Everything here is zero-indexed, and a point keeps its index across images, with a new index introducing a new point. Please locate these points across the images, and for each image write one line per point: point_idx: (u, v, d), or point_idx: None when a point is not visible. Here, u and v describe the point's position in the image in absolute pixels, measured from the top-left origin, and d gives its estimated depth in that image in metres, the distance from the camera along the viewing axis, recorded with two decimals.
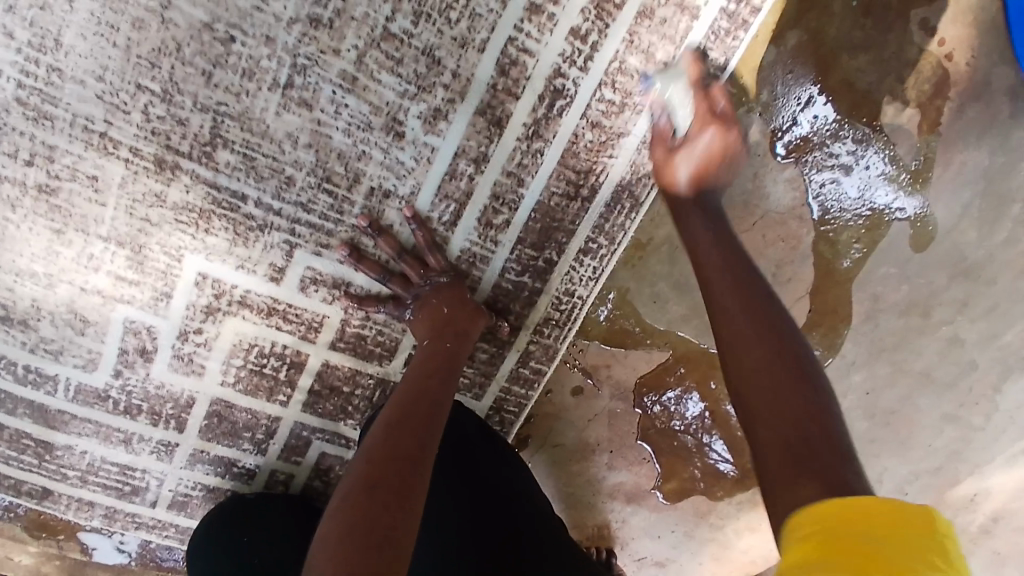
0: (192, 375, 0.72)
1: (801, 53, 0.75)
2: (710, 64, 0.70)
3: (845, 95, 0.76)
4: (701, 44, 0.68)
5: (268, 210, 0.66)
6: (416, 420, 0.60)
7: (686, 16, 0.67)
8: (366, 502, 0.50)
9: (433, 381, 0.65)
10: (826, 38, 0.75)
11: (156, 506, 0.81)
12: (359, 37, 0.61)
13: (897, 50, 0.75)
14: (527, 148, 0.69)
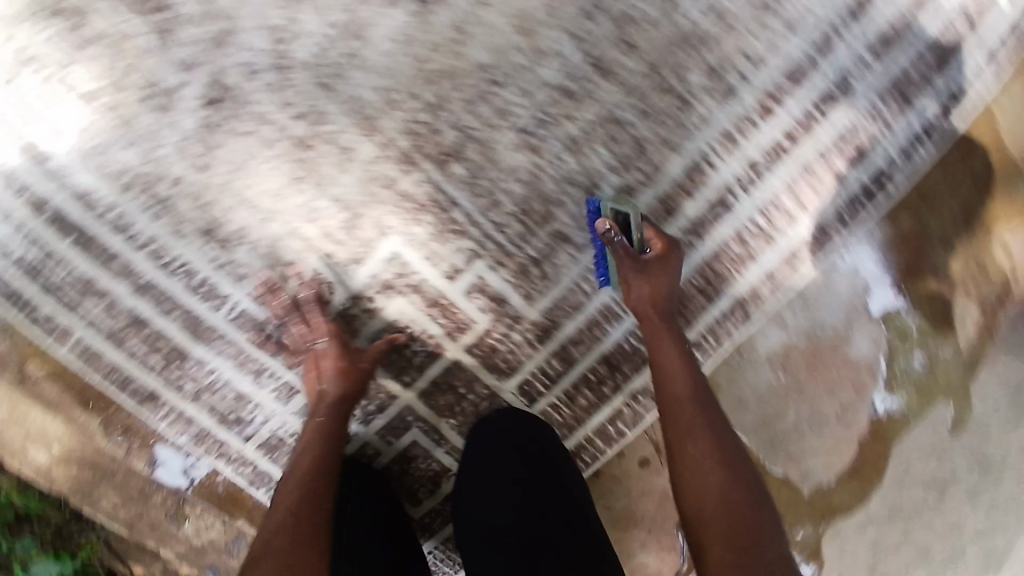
0: (347, 333, 0.84)
1: (903, 238, 0.87)
2: (842, 221, 0.85)
3: (926, 281, 0.88)
4: (841, 204, 0.84)
5: (472, 220, 0.79)
6: (313, 463, 0.70)
7: (835, 179, 0.83)
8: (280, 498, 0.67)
9: (319, 420, 0.75)
10: (926, 231, 0.86)
11: (248, 442, 0.86)
12: (594, 113, 0.76)
13: (982, 258, 0.87)
14: (684, 240, 0.83)
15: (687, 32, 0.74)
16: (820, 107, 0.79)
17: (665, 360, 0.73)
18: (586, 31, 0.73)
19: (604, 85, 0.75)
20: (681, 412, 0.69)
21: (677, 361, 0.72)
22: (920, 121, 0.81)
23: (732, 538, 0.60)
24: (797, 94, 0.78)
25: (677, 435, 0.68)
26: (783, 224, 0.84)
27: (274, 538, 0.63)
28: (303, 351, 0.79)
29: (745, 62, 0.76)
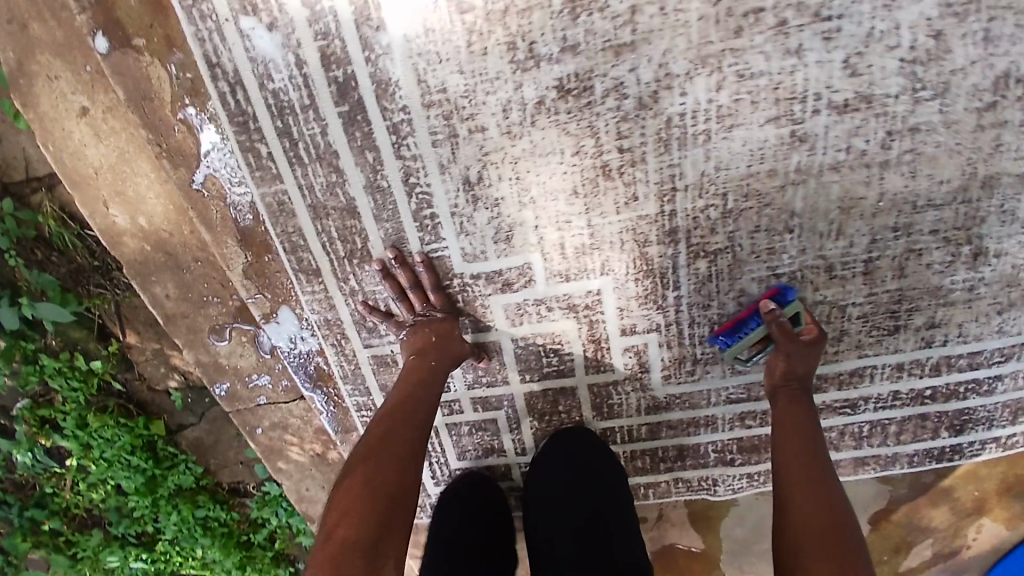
0: (510, 321, 0.86)
1: (932, 488, 1.06)
2: (912, 459, 0.99)
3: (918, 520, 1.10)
4: (922, 450, 0.98)
5: (676, 305, 0.83)
6: (407, 412, 0.79)
7: (934, 434, 0.96)
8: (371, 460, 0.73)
9: (411, 360, 0.83)
10: (948, 493, 1.06)
11: (365, 348, 0.90)
12: (831, 294, 0.83)
13: (961, 530, 1.10)
14: (807, 408, 0.93)
15: (940, 285, 0.83)
16: (967, 388, 0.92)
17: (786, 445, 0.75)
18: (883, 242, 0.79)
19: (859, 281, 0.82)
20: (803, 481, 0.71)
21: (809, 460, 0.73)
22: (1013, 433, 0.97)
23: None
24: (963, 371, 0.90)
25: (793, 508, 0.69)
26: (875, 440, 0.97)
27: (363, 471, 0.72)
28: (422, 322, 0.84)
29: (955, 330, 0.86)
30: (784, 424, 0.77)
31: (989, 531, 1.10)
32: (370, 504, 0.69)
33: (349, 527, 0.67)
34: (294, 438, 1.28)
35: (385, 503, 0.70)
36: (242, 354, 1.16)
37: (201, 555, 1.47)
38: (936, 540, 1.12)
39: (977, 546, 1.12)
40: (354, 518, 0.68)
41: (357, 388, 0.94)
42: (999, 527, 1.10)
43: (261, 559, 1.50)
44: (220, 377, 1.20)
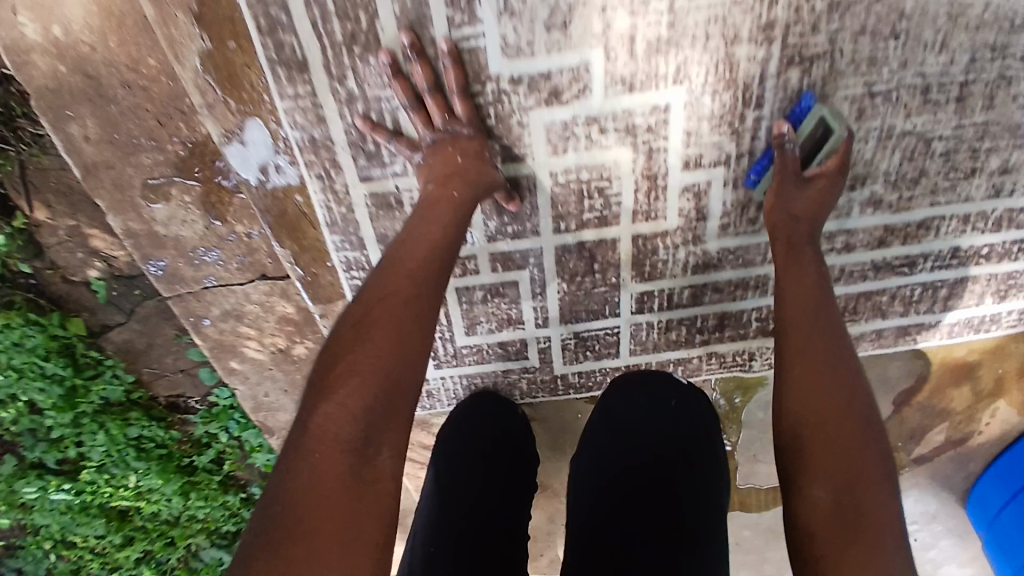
0: (550, 147, 0.69)
1: (960, 368, 0.99)
2: (951, 330, 0.92)
3: (938, 403, 1.04)
4: (964, 319, 0.91)
5: (754, 129, 0.69)
6: (418, 263, 0.58)
7: (979, 301, 0.89)
8: (367, 327, 0.54)
9: (430, 189, 0.63)
10: (975, 372, 1.00)
11: (361, 182, 0.70)
12: (923, 123, 0.71)
13: (976, 414, 1.06)
14: (865, 269, 0.83)
15: (1021, 122, 0.72)
16: (1021, 248, 0.83)
17: (811, 320, 0.63)
18: (982, 61, 0.67)
19: (951, 109, 0.70)
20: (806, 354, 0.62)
21: (827, 344, 0.63)
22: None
23: (858, 525, 0.54)
24: (1020, 228, 0.81)
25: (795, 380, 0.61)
26: (923, 307, 0.88)
27: (354, 332, 0.54)
28: (446, 140, 0.65)
29: None
30: (789, 279, 0.65)
31: (1003, 416, 1.06)
32: (358, 377, 0.51)
33: (327, 425, 0.49)
34: (251, 331, 1.08)
35: (384, 393, 0.51)
36: (186, 221, 0.95)
37: (134, 482, 1.32)
38: (949, 425, 1.07)
39: (987, 433, 1.09)
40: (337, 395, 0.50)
41: (347, 239, 0.75)
42: (1012, 412, 1.06)
43: (206, 484, 1.36)
44: (156, 251, 0.98)
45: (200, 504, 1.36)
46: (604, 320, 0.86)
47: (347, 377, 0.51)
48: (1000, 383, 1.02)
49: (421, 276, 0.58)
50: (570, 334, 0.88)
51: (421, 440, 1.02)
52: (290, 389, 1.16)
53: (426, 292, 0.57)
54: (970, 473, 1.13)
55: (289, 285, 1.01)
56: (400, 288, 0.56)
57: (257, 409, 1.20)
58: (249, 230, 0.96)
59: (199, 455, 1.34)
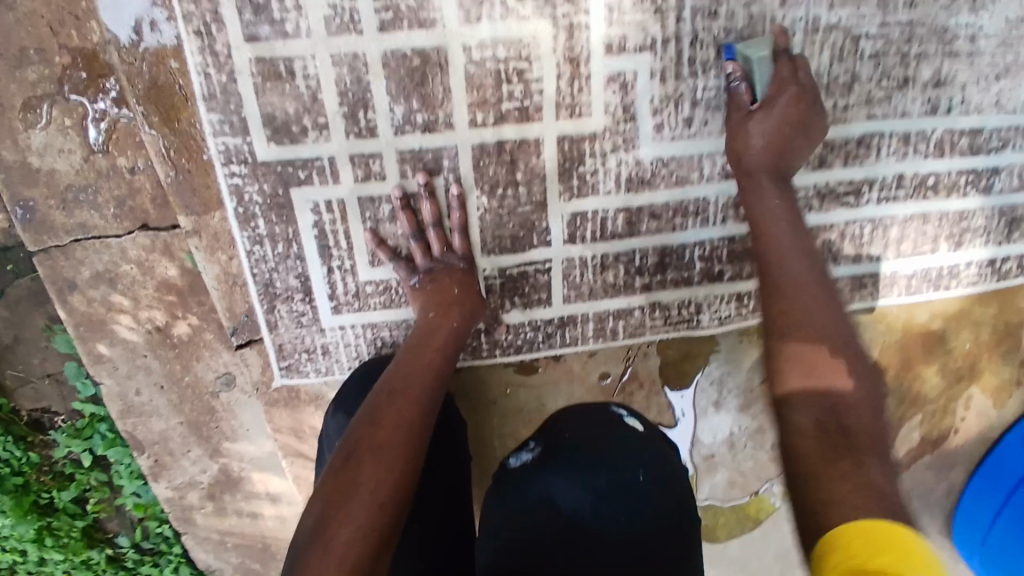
0: (462, 14, 0.63)
1: (928, 340, 0.89)
2: (911, 286, 0.83)
3: (910, 389, 0.91)
4: (921, 271, 0.82)
5: (678, 10, 0.66)
6: (430, 350, 0.65)
7: (932, 246, 0.81)
8: (395, 407, 0.60)
9: (430, 318, 0.67)
10: (942, 344, 0.89)
11: (246, 44, 0.62)
12: (848, 18, 0.69)
13: (952, 404, 0.93)
14: (809, 197, 0.76)
15: (945, 26, 0.71)
16: (968, 182, 0.78)
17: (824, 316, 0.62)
18: None
19: (874, 3, 0.68)
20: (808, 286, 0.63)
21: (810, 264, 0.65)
22: (1007, 256, 0.83)
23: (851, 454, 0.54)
24: (964, 156, 0.77)
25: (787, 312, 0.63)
26: (875, 251, 0.80)
27: (381, 444, 0.56)
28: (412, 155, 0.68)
29: (959, 95, 0.74)
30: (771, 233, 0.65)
31: (978, 407, 0.94)
32: (391, 485, 0.54)
33: (357, 484, 0.53)
34: (124, 301, 0.91)
35: (409, 456, 0.57)
36: (63, 151, 0.83)
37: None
38: (922, 419, 0.94)
39: (964, 431, 0.95)
40: (365, 488, 0.53)
41: (227, 119, 0.65)
42: (987, 402, 0.94)
43: (66, 531, 1.15)
44: (27, 190, 0.85)
45: (57, 554, 1.16)
46: (532, 252, 0.75)
47: (370, 450, 0.56)
48: (970, 364, 0.91)
49: (433, 384, 0.63)
50: (497, 272, 0.75)
51: (314, 424, 0.83)
52: (166, 383, 0.97)
53: (434, 398, 0.63)
54: (954, 485, 0.99)
55: (173, 237, 0.87)
56: (434, 383, 0.63)
57: (125, 413, 0.99)
58: (133, 164, 0.84)
59: (60, 491, 1.12)
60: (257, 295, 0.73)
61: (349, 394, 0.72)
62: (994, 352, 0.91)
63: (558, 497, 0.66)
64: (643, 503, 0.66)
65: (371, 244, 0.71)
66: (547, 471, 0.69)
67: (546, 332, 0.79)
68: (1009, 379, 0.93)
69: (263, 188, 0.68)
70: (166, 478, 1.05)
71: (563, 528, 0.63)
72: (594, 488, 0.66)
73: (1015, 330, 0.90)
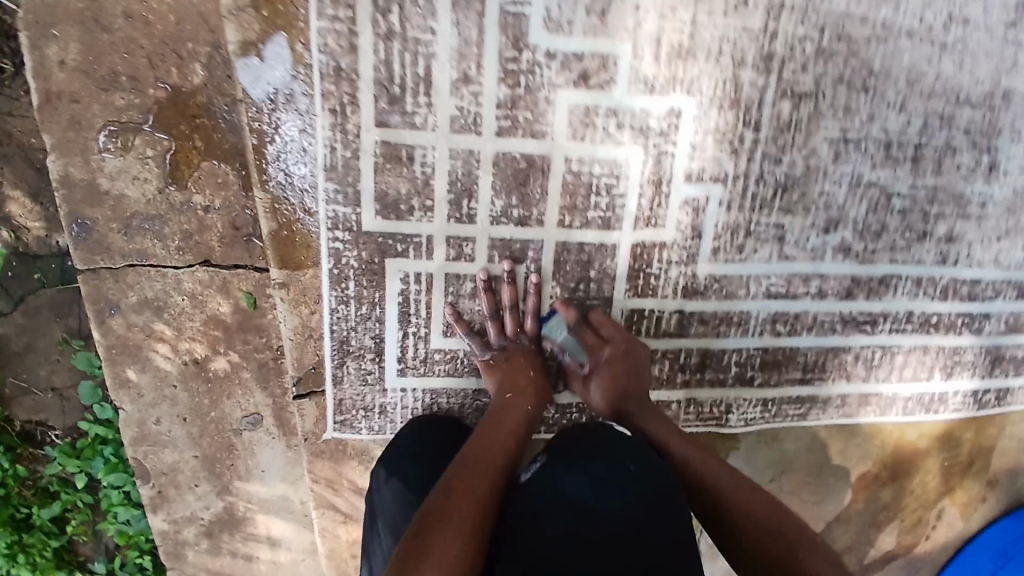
0: (571, 131, 0.71)
1: (914, 454, 1.00)
2: (907, 407, 0.94)
3: (895, 494, 1.02)
4: (917, 394, 0.93)
5: (751, 153, 0.76)
6: (506, 428, 0.69)
7: (927, 374, 0.92)
8: (470, 477, 0.62)
9: (508, 399, 0.72)
10: (921, 460, 1.00)
11: (375, 127, 0.67)
12: (883, 180, 0.81)
13: (923, 513, 1.04)
14: (836, 322, 0.86)
15: (962, 193, 0.84)
16: (963, 322, 0.91)
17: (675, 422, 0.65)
18: (932, 126, 0.80)
19: (907, 167, 0.81)
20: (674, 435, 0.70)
21: (667, 431, 0.71)
22: (988, 388, 0.96)
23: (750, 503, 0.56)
24: (962, 301, 0.89)
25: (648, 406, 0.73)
26: (881, 374, 0.91)
27: (453, 512, 0.57)
28: (500, 245, 0.74)
29: (965, 250, 0.87)
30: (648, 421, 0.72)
31: (944, 517, 1.05)
32: (463, 552, 0.54)
33: (430, 546, 0.54)
34: (166, 331, 0.91)
35: (482, 525, 0.57)
36: (137, 179, 0.84)
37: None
38: (901, 523, 1.04)
39: (936, 538, 1.07)
40: (434, 558, 0.52)
41: (342, 189, 0.69)
42: (956, 514, 1.05)
43: (37, 550, 1.09)
44: (87, 208, 0.85)
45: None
46: None
47: (448, 514, 0.57)
48: (949, 478, 1.02)
49: (506, 460, 0.65)
50: (557, 354, 0.81)
51: (352, 479, 0.85)
52: (189, 416, 0.96)
53: (505, 476, 0.64)
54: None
55: (233, 276, 0.88)
56: (507, 459, 0.66)
57: (139, 440, 0.97)
58: (208, 203, 0.85)
59: (40, 509, 1.08)
60: (331, 350, 0.75)
61: (399, 459, 0.74)
62: (962, 472, 1.03)
63: (566, 490, 0.58)
64: (632, 474, 0.58)
65: (450, 318, 0.76)
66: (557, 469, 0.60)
67: (590, 415, 0.85)
68: (971, 494, 1.05)
69: (361, 255, 0.72)
70: (165, 510, 1.02)
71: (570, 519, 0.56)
72: (597, 475, 0.58)
73: (988, 454, 1.03)
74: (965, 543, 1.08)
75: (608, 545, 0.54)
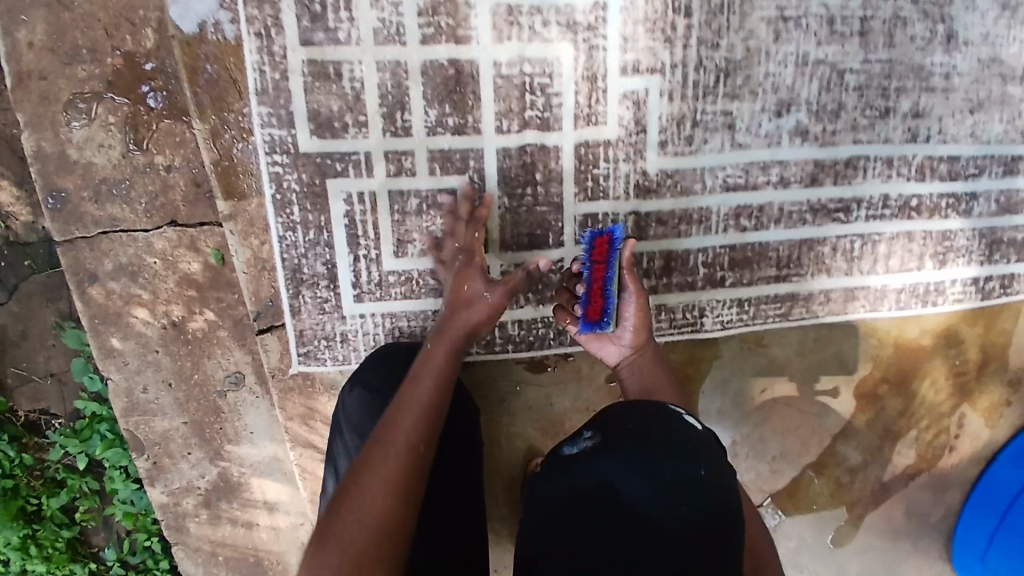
0: (496, 32, 0.72)
1: (919, 355, 0.95)
2: (900, 302, 0.89)
3: (902, 401, 0.96)
4: (909, 285, 0.89)
5: (687, 39, 0.75)
6: (443, 340, 0.68)
7: (919, 263, 0.88)
8: (405, 403, 0.61)
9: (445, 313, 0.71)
10: (929, 362, 0.95)
11: (301, 47, 0.70)
12: (830, 57, 0.79)
13: (943, 422, 0.98)
14: (804, 211, 0.83)
15: (921, 64, 0.81)
16: (948, 205, 0.87)
17: None
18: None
19: (854, 43, 0.79)
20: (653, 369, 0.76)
21: None
22: (989, 275, 0.90)
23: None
24: (943, 181, 0.85)
25: None
26: (865, 266, 0.87)
27: (387, 441, 0.58)
28: (440, 157, 0.75)
29: (935, 125, 0.83)
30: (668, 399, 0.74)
31: (969, 427, 0.99)
32: (399, 476, 0.56)
33: (364, 481, 0.55)
34: (144, 294, 0.93)
35: (418, 451, 0.58)
36: (102, 146, 0.88)
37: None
38: (918, 435, 0.98)
39: (960, 450, 1.00)
40: (370, 487, 0.55)
41: (275, 112, 0.71)
42: (980, 422, 0.99)
43: (50, 542, 1.11)
44: (59, 179, 0.89)
45: (39, 568, 1.12)
46: (545, 251, 0.80)
47: (381, 447, 0.58)
48: (962, 382, 0.97)
49: (444, 376, 0.65)
50: (512, 267, 0.80)
51: (327, 416, 0.85)
52: (175, 381, 0.98)
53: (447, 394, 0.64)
54: (950, 508, 1.03)
55: (201, 233, 0.91)
56: (446, 377, 0.65)
57: (129, 409, 0.99)
58: (169, 163, 0.89)
59: (48, 498, 1.10)
60: (284, 280, 0.76)
61: (365, 368, 0.75)
62: (981, 373, 0.97)
63: (620, 485, 0.52)
64: (700, 486, 0.51)
65: (399, 234, 0.76)
66: (605, 459, 0.53)
67: (556, 330, 0.83)
68: (995, 399, 0.98)
69: (302, 177, 0.73)
70: (162, 482, 1.04)
71: (618, 515, 0.51)
72: (659, 476, 0.51)
73: (1006, 351, 0.97)
74: (996, 454, 1.01)
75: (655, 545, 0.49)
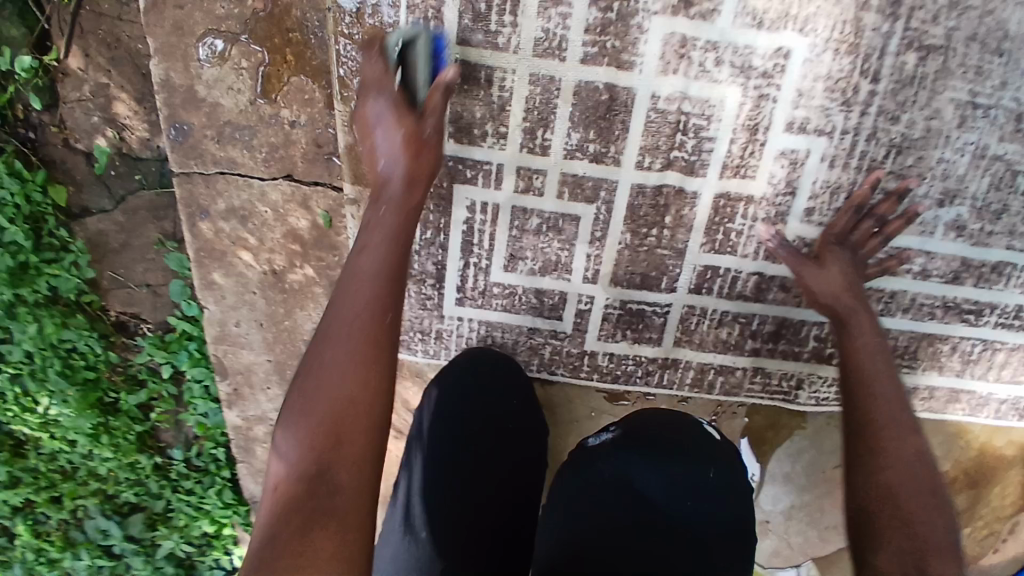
0: (662, 64, 0.67)
1: (1003, 463, 0.90)
2: (998, 411, 0.85)
3: (967, 502, 0.94)
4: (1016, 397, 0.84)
5: (865, 108, 0.69)
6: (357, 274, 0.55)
7: None
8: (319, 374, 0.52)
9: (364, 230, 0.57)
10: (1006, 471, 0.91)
11: (457, 46, 0.66)
12: (1013, 152, 0.71)
13: (997, 528, 0.96)
14: (935, 306, 0.79)
15: None
16: None
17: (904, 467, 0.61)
18: None
19: None
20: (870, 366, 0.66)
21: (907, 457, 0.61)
22: None
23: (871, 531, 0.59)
24: None
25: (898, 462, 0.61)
26: (978, 370, 0.82)
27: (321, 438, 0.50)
28: (570, 182, 0.72)
29: None
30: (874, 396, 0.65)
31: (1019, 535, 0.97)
32: (343, 475, 0.49)
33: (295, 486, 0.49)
34: (251, 240, 0.96)
35: (340, 426, 0.50)
36: (232, 89, 0.87)
37: (43, 409, 1.15)
38: (969, 532, 0.96)
39: (1003, 552, 0.99)
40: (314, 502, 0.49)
41: None
42: None
43: (122, 433, 1.19)
44: (185, 113, 0.89)
45: (108, 455, 1.20)
46: (655, 293, 0.78)
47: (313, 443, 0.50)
48: None
49: (364, 303, 0.54)
50: (618, 303, 0.79)
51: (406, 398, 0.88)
52: (267, 323, 1.02)
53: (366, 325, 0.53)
54: None
55: (315, 193, 0.92)
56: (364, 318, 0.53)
57: (220, 338, 1.04)
58: (295, 119, 0.88)
59: (128, 394, 1.18)
60: None
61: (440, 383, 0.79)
62: None
63: (638, 481, 0.67)
64: (711, 494, 0.66)
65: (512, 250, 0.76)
66: (627, 455, 0.69)
67: (646, 370, 0.83)
68: None
69: None
70: (239, 407, 1.11)
71: (640, 510, 0.66)
72: (674, 478, 0.67)
73: None
74: None
75: (675, 542, 0.64)
